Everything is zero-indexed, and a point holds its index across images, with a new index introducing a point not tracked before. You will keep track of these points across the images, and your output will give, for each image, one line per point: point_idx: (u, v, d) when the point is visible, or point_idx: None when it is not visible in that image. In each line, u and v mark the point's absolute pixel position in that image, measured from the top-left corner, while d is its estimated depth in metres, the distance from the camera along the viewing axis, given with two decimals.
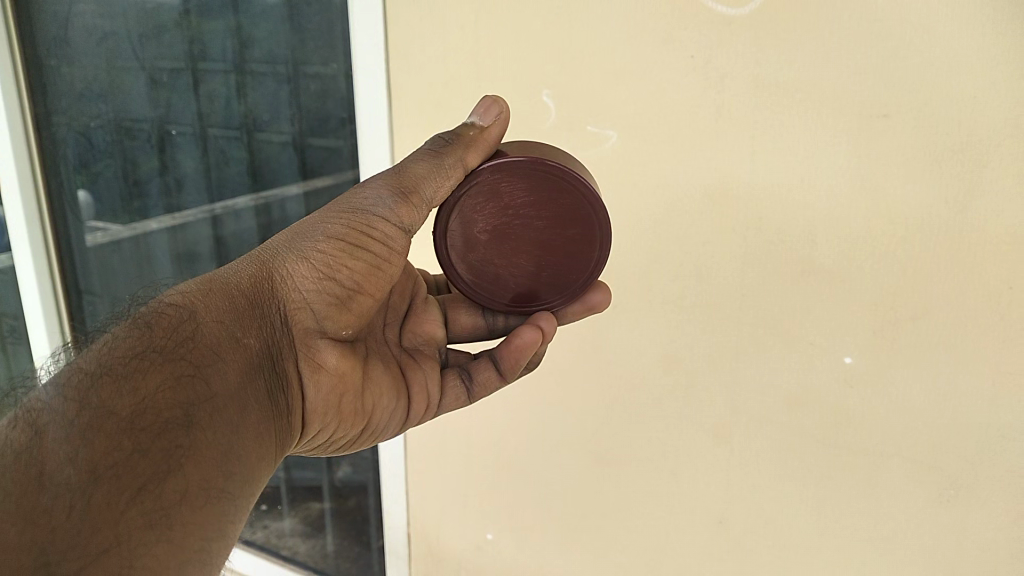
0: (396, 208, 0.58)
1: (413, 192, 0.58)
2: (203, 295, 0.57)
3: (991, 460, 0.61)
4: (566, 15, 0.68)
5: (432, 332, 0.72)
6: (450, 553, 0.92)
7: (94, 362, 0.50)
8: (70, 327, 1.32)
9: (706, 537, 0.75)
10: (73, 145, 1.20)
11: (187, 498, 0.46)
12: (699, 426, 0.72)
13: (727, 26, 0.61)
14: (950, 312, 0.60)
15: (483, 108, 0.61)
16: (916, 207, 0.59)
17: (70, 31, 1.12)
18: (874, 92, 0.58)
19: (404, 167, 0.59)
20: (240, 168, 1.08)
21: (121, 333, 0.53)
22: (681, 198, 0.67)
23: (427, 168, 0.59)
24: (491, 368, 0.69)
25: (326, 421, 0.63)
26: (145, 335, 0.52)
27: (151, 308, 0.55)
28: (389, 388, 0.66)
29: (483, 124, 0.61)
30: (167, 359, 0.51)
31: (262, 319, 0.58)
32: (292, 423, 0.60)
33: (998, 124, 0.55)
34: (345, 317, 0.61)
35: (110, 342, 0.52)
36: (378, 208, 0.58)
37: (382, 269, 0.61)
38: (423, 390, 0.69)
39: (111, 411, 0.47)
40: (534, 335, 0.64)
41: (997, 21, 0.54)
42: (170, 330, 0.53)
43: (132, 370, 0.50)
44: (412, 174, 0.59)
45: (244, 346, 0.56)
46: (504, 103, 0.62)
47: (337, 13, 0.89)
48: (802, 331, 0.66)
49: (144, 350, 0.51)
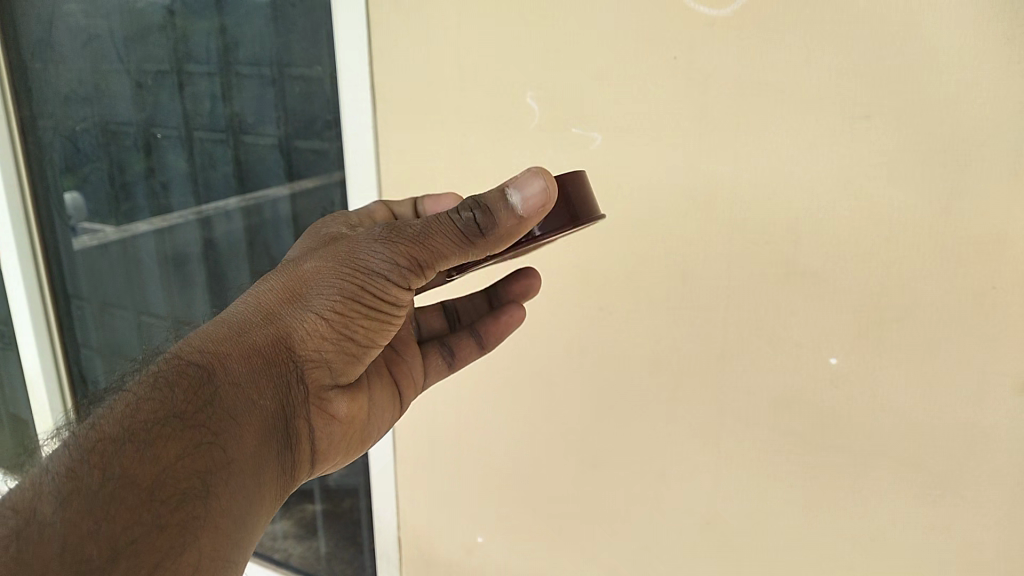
0: (411, 275, 0.56)
1: (429, 263, 0.55)
2: (218, 349, 0.56)
3: (977, 460, 0.61)
4: (549, 16, 0.68)
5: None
6: (440, 556, 0.92)
7: (118, 424, 0.50)
8: (59, 330, 1.32)
9: (695, 538, 0.75)
10: (59, 149, 1.19)
11: (200, 568, 0.47)
12: (687, 427, 0.72)
13: (709, 27, 0.61)
14: (936, 312, 0.60)
15: (527, 185, 0.54)
16: (900, 208, 0.59)
17: (54, 34, 1.11)
18: (856, 93, 0.58)
19: (422, 231, 0.55)
20: (227, 172, 1.08)
21: (138, 396, 0.52)
22: (666, 200, 0.67)
23: (447, 242, 0.55)
24: (471, 345, 0.74)
25: (332, 454, 0.65)
26: (164, 399, 0.51)
27: (173, 363, 0.54)
28: (386, 396, 0.70)
29: (522, 207, 0.54)
30: (187, 425, 0.51)
31: (277, 375, 0.57)
32: (302, 462, 0.62)
33: (981, 123, 0.55)
34: (356, 366, 0.62)
35: (133, 401, 0.51)
36: (393, 279, 0.56)
37: (392, 324, 0.60)
38: (408, 378, 0.73)
39: (133, 481, 0.47)
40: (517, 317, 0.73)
41: (978, 20, 0.53)
42: (190, 393, 0.52)
43: (153, 438, 0.49)
44: (429, 245, 0.55)
45: (261, 405, 0.56)
46: (552, 180, 0.54)
47: (320, 16, 0.89)
48: (789, 332, 0.66)
49: (167, 414, 0.51)
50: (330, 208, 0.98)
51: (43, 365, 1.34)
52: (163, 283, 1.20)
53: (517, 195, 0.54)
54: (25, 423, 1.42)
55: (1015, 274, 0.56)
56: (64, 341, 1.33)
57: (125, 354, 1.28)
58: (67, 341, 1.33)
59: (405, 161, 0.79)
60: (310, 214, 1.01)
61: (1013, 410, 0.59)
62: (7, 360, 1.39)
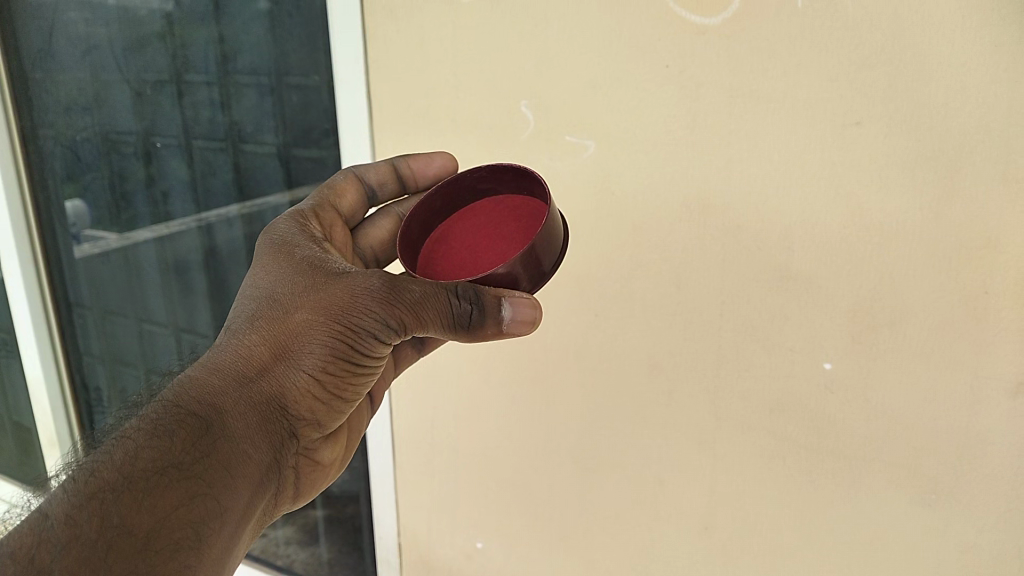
0: (397, 334, 0.58)
1: (417, 329, 0.57)
2: (211, 396, 0.56)
3: (971, 465, 0.61)
4: (543, 25, 0.68)
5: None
6: (440, 561, 0.92)
7: (115, 473, 0.49)
8: (61, 338, 1.33)
9: (692, 543, 0.76)
10: (60, 158, 1.20)
11: None
12: (683, 432, 0.73)
13: (700, 36, 0.62)
14: (929, 317, 0.60)
15: (519, 307, 0.56)
16: (890, 214, 0.59)
17: (54, 45, 1.12)
18: (847, 100, 0.58)
19: (415, 299, 0.57)
20: (226, 180, 1.08)
21: (135, 441, 0.51)
22: (660, 206, 0.68)
23: (437, 319, 0.56)
24: None
25: (308, 490, 0.66)
26: (163, 447, 0.51)
27: (168, 410, 0.54)
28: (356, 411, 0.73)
29: (511, 318, 0.56)
30: (184, 475, 0.50)
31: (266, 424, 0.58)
32: (279, 503, 0.63)
33: (970, 128, 0.55)
34: (336, 409, 0.64)
35: (130, 449, 0.51)
36: (380, 338, 0.58)
37: (370, 370, 0.63)
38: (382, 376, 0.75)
39: (131, 531, 0.47)
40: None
41: (966, 28, 0.53)
42: (188, 442, 0.52)
43: (153, 487, 0.49)
44: (420, 314, 0.56)
45: (251, 455, 0.56)
46: (539, 306, 0.58)
47: (317, 25, 0.89)
48: (783, 337, 0.66)
49: (165, 463, 0.50)
50: None
51: (44, 373, 1.34)
52: (164, 291, 1.20)
53: (509, 309, 0.56)
54: (30, 431, 1.43)
55: (1006, 278, 0.57)
56: (67, 349, 1.34)
57: (127, 362, 1.29)
58: (69, 349, 1.34)
59: None
60: None
61: (1006, 414, 0.59)
62: (9, 368, 1.40)
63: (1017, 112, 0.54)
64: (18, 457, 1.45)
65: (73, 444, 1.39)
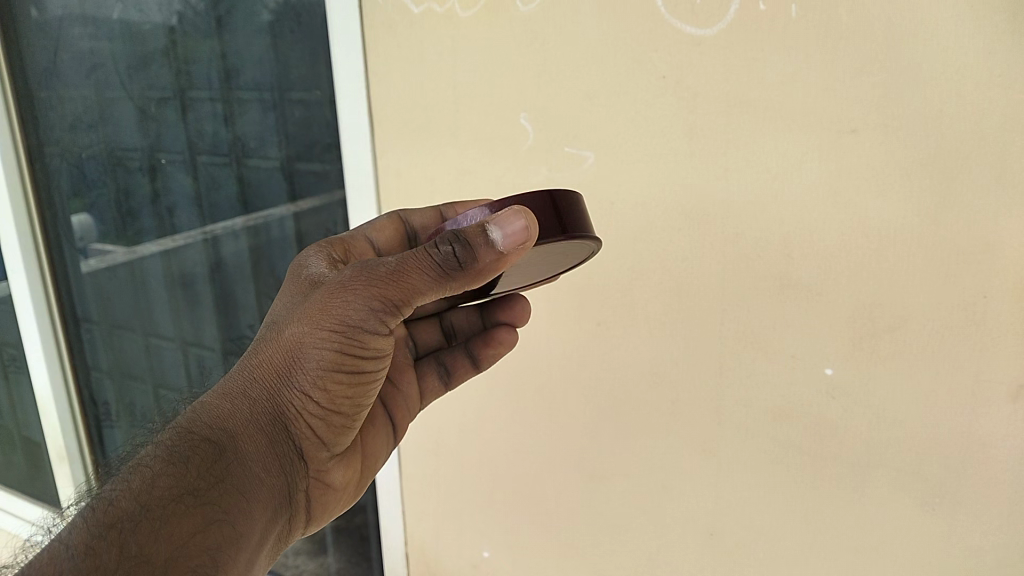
0: (389, 319, 0.56)
1: (407, 302, 0.55)
2: (220, 421, 0.56)
3: (975, 468, 0.61)
4: (540, 39, 0.69)
5: (399, 332, 0.77)
6: (449, 571, 0.93)
7: (132, 500, 0.50)
8: (69, 353, 1.34)
9: (699, 549, 0.76)
10: (66, 175, 1.21)
11: None
12: (686, 439, 0.73)
13: (696, 46, 0.62)
14: (927, 321, 0.60)
15: (509, 223, 0.52)
16: (888, 220, 0.59)
17: (60, 63, 1.13)
18: (843, 109, 0.59)
19: (397, 270, 0.55)
20: (230, 194, 1.09)
21: (151, 468, 0.52)
22: (660, 215, 0.68)
23: (424, 276, 0.54)
24: (466, 363, 0.76)
25: (323, 510, 0.66)
26: (178, 474, 0.52)
27: (180, 437, 0.54)
28: (382, 438, 0.73)
29: (502, 244, 0.53)
30: (198, 503, 0.51)
31: (273, 447, 0.59)
32: (292, 529, 0.63)
33: (966, 134, 0.55)
34: (345, 423, 0.63)
35: (146, 476, 0.51)
36: (373, 326, 0.57)
37: (374, 377, 0.62)
38: (405, 408, 0.75)
39: (149, 560, 0.47)
40: (507, 340, 0.75)
41: (960, 34, 0.54)
42: (201, 469, 0.53)
43: (168, 514, 0.50)
44: (404, 283, 0.54)
45: (261, 478, 0.57)
46: (533, 221, 0.53)
47: (318, 40, 0.90)
48: (785, 344, 0.66)
49: (181, 491, 0.51)
50: (332, 227, 0.99)
51: (54, 388, 1.35)
52: (171, 304, 1.21)
53: (497, 232, 0.53)
54: (38, 445, 1.44)
55: (1003, 282, 0.57)
56: (75, 364, 1.34)
57: (135, 376, 1.30)
58: (77, 364, 1.34)
59: (403, 183, 0.81)
60: (316, 231, 1.02)
61: (1009, 417, 0.59)
62: (17, 383, 1.40)
63: (1011, 117, 0.54)
64: (29, 471, 1.46)
65: (84, 461, 1.40)
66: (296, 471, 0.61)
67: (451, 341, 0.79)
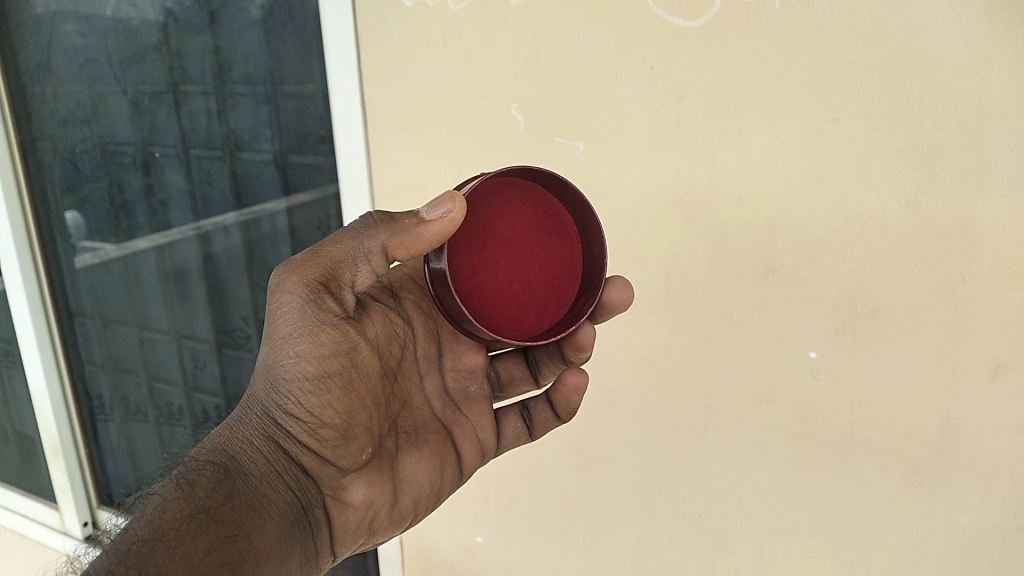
0: (327, 300, 0.59)
1: (333, 273, 0.59)
2: (217, 452, 0.60)
3: (953, 446, 0.63)
4: (532, 30, 0.70)
5: (475, 361, 0.72)
6: (442, 556, 0.94)
7: (147, 527, 0.52)
8: (63, 349, 1.30)
9: (686, 530, 0.78)
10: (60, 170, 1.21)
11: None
12: (675, 421, 0.75)
13: (682, 38, 0.64)
14: (909, 305, 0.62)
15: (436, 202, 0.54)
16: (869, 205, 0.61)
17: (53, 58, 1.13)
18: (824, 98, 0.60)
19: (318, 249, 0.59)
20: (225, 187, 1.11)
21: (162, 497, 0.55)
22: (648, 203, 0.70)
23: (343, 244, 0.59)
24: (549, 413, 0.71)
25: (360, 535, 0.66)
26: (187, 498, 0.54)
27: (187, 471, 0.58)
28: (430, 467, 0.69)
29: (427, 217, 0.55)
30: (209, 521, 0.53)
31: (274, 466, 0.60)
32: (317, 555, 0.63)
33: (944, 121, 0.57)
34: (352, 441, 0.63)
35: (159, 505, 0.54)
36: (312, 316, 0.59)
37: (357, 378, 0.63)
38: (472, 439, 0.71)
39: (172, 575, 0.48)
40: (576, 385, 0.67)
41: (935, 25, 0.55)
42: (205, 492, 0.55)
43: (182, 534, 0.51)
44: (323, 258, 0.59)
45: (269, 496, 0.59)
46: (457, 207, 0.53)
47: (311, 34, 0.91)
48: (770, 327, 0.68)
49: (191, 511, 0.53)
50: (323, 219, 1.01)
51: (48, 387, 1.29)
52: (164, 298, 1.23)
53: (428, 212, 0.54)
54: (31, 440, 1.42)
55: (981, 265, 0.59)
56: (69, 361, 1.32)
57: (129, 370, 1.31)
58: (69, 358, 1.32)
59: (397, 176, 0.82)
60: (306, 227, 1.05)
61: (984, 396, 0.61)
62: (10, 378, 1.40)
63: (988, 103, 0.55)
64: (19, 467, 1.44)
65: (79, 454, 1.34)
66: (308, 489, 0.62)
67: (537, 375, 0.74)
